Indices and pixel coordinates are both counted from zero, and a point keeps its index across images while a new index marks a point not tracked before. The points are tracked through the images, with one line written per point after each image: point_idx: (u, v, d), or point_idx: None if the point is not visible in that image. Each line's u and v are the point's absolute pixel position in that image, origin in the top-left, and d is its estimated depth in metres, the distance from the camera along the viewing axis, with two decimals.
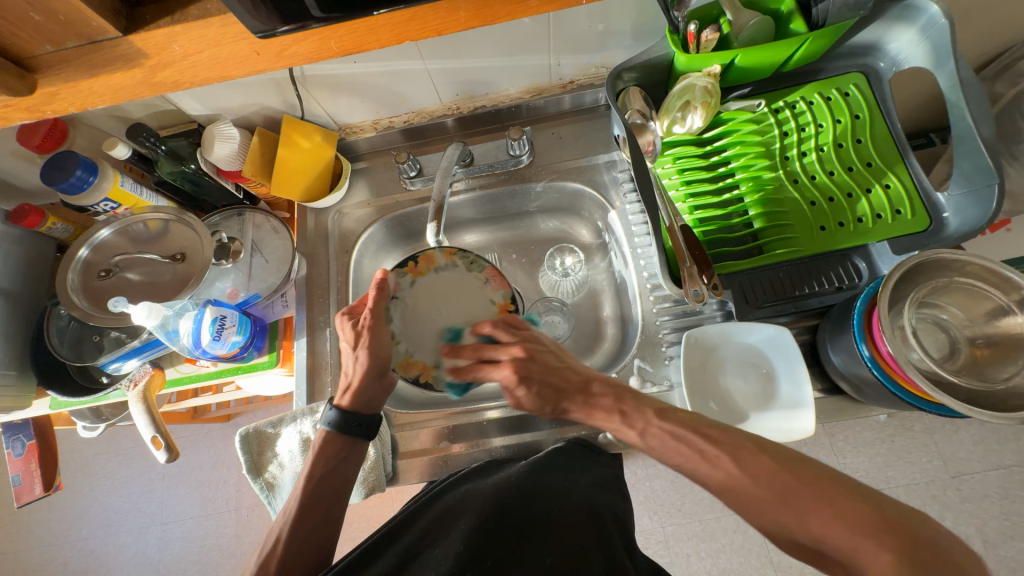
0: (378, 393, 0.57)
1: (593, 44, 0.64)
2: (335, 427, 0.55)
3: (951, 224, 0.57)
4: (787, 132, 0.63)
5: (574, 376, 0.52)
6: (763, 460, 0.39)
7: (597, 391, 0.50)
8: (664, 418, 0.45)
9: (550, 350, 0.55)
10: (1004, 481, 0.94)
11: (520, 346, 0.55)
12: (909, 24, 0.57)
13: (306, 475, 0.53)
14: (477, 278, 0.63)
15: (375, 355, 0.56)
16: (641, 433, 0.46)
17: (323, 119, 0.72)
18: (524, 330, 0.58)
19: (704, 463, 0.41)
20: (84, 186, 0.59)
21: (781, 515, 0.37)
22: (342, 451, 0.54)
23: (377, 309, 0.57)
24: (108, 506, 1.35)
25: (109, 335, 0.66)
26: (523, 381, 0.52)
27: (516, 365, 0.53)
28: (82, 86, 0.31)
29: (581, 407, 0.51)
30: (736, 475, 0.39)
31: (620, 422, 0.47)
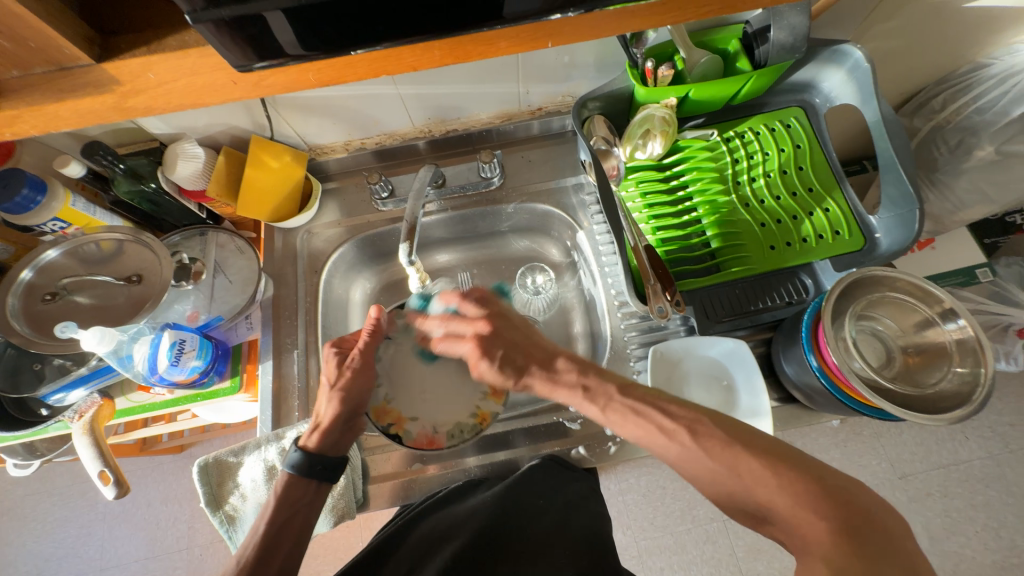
0: (345, 437, 0.56)
1: (559, 74, 0.68)
2: (297, 469, 0.52)
3: (882, 244, 0.62)
4: (738, 159, 0.69)
5: (539, 350, 0.55)
6: (715, 433, 0.41)
7: (561, 367, 0.52)
8: (625, 394, 0.47)
9: (516, 327, 0.57)
10: (942, 480, 1.02)
11: (485, 321, 0.58)
12: (839, 66, 0.63)
13: (265, 519, 0.50)
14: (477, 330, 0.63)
15: (351, 398, 0.55)
16: (603, 408, 0.48)
17: (293, 140, 0.72)
18: (494, 304, 0.59)
19: (660, 437, 0.43)
20: (31, 206, 0.56)
21: (731, 484, 0.39)
22: (306, 496, 0.52)
23: (367, 351, 0.58)
24: (39, 553, 1.22)
25: (52, 363, 0.61)
26: (487, 354, 0.56)
27: (479, 340, 0.57)
28: (47, 111, 0.30)
29: (544, 382, 0.53)
30: (690, 450, 0.41)
31: (583, 397, 0.49)
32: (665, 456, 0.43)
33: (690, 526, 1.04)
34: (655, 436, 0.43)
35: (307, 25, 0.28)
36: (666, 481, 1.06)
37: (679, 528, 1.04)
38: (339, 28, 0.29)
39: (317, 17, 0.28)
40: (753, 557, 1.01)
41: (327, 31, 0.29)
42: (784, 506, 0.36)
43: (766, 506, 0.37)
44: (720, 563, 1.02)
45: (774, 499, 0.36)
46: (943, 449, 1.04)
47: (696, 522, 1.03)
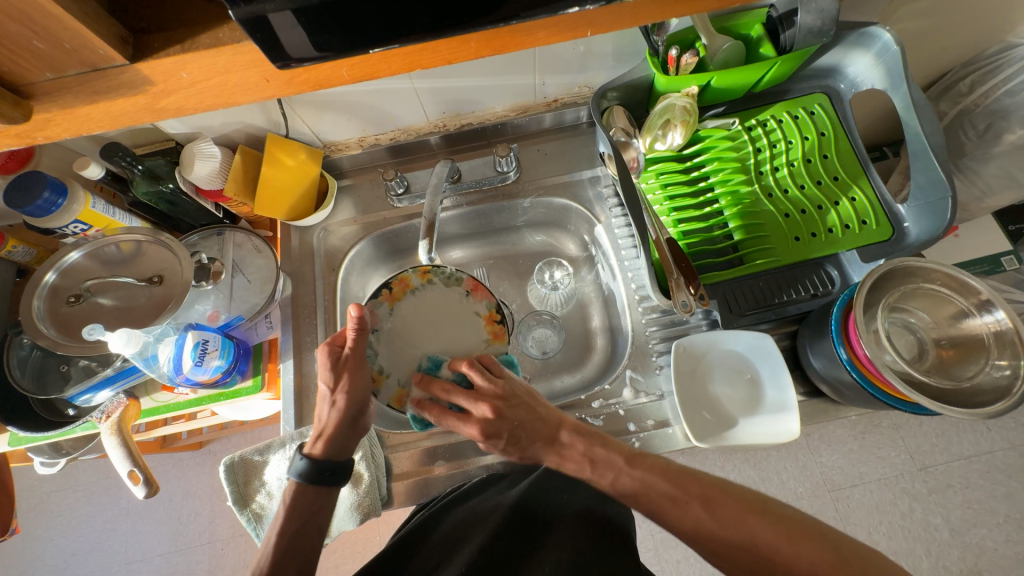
0: (351, 439, 0.54)
1: (576, 65, 0.66)
2: (304, 478, 0.51)
3: (911, 233, 0.61)
4: (760, 149, 0.67)
5: (546, 426, 0.51)
6: (729, 505, 0.43)
7: (567, 440, 0.51)
8: (635, 466, 0.47)
9: (523, 404, 0.52)
10: (964, 470, 1.00)
11: (488, 402, 0.51)
12: (866, 49, 0.61)
13: (278, 530, 0.50)
14: (458, 291, 0.64)
15: (352, 402, 0.54)
16: (612, 482, 0.47)
17: (307, 137, 0.71)
18: (500, 377, 0.53)
19: (672, 506, 0.44)
20: (52, 209, 0.56)
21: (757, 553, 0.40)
22: (316, 502, 0.51)
23: (359, 347, 0.55)
24: (65, 548, 1.25)
25: (78, 364, 0.62)
26: (491, 437, 0.50)
27: (484, 423, 0.50)
28: (80, 113, 0.30)
29: (553, 458, 0.51)
30: (706, 522, 0.43)
31: (592, 473, 0.49)
32: (681, 526, 0.44)
33: None
34: (669, 507, 0.44)
35: (343, 20, 0.27)
36: None
37: None
38: (374, 23, 0.28)
39: (352, 11, 0.27)
40: None
41: (365, 25, 0.28)
42: (823, 572, 0.38)
43: (785, 574, 0.39)
44: None
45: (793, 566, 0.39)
46: (964, 440, 1.02)
47: None
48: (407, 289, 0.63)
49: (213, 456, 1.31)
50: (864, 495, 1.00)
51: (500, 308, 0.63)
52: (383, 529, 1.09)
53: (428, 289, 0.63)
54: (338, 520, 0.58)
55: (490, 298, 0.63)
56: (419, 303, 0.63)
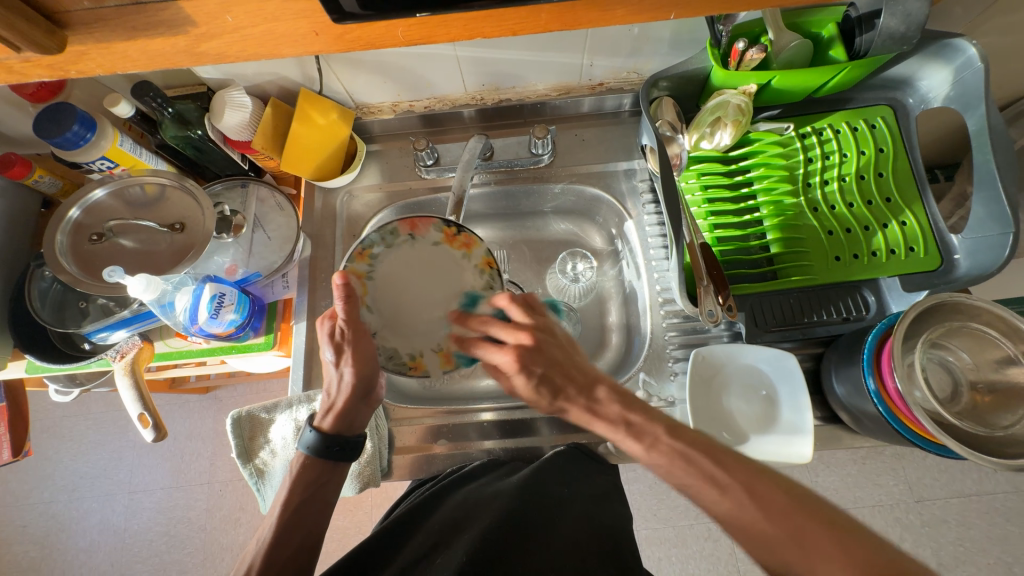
0: (362, 413, 0.55)
1: (628, 48, 0.62)
2: (314, 451, 0.53)
3: (962, 266, 0.57)
4: (811, 159, 0.63)
5: (581, 374, 0.49)
6: (777, 496, 0.39)
7: (603, 397, 0.48)
8: (676, 436, 0.44)
9: (560, 342, 0.51)
10: (962, 509, 0.99)
11: (528, 331, 0.49)
12: (946, 63, 0.57)
13: (281, 503, 0.52)
14: (403, 241, 0.58)
15: (361, 375, 0.53)
16: (648, 447, 0.45)
17: (340, 96, 0.69)
18: (540, 315, 0.52)
19: (711, 490, 0.41)
20: (80, 143, 0.55)
21: (791, 555, 0.37)
22: (321, 477, 0.53)
23: (356, 320, 0.51)
24: (73, 470, 1.30)
25: (96, 303, 0.62)
26: (524, 370, 0.48)
27: (520, 352, 0.48)
28: (116, 49, 0.29)
29: (583, 412, 0.48)
30: (747, 508, 0.39)
31: (626, 434, 0.46)
32: (714, 512, 0.41)
33: (693, 522, 1.04)
34: (706, 488, 0.41)
35: None
36: None
37: (681, 522, 1.05)
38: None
39: None
40: None
41: None
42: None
43: None
44: (719, 561, 1.02)
45: None
46: (966, 478, 1.00)
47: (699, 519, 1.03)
48: (363, 278, 0.56)
49: (219, 402, 1.34)
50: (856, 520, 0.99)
51: (450, 220, 0.59)
52: (375, 492, 1.12)
53: (378, 264, 0.57)
54: None
55: (431, 221, 0.58)
56: (382, 280, 0.57)
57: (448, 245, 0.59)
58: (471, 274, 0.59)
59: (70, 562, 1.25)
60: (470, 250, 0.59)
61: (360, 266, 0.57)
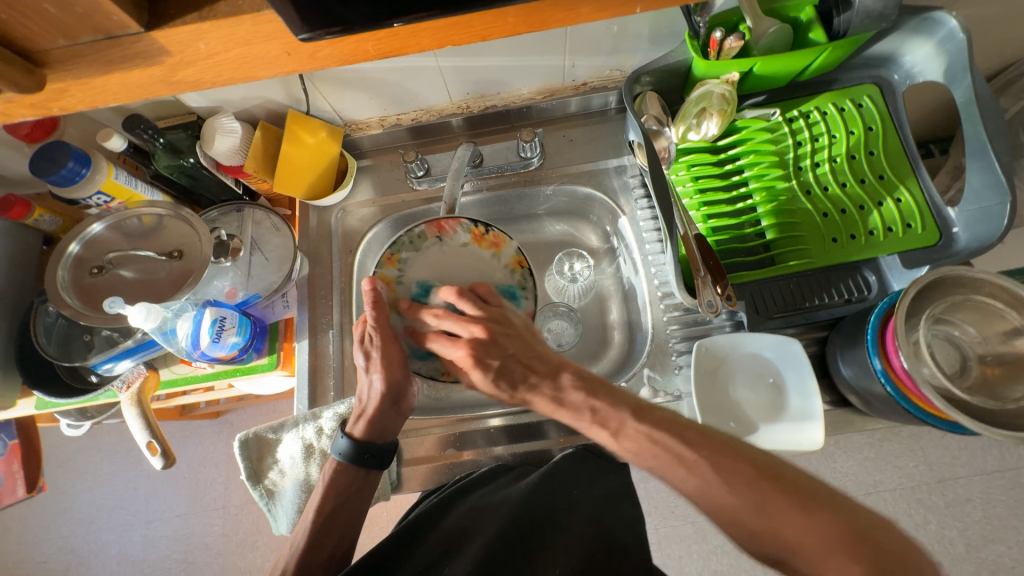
0: (392, 422, 0.56)
1: (609, 46, 0.63)
2: (347, 457, 0.54)
3: (961, 239, 0.57)
4: (800, 142, 0.63)
5: (539, 365, 0.50)
6: (740, 467, 0.39)
7: (566, 384, 0.48)
8: (641, 419, 0.44)
9: (515, 334, 0.52)
10: (986, 486, 0.97)
11: (481, 324, 0.52)
12: (928, 37, 0.57)
13: (315, 507, 0.53)
14: (431, 244, 0.60)
15: (391, 380, 0.53)
16: (615, 434, 0.45)
17: (328, 115, 0.70)
18: (493, 308, 0.54)
19: (678, 467, 0.40)
20: (76, 178, 0.56)
21: (753, 523, 0.37)
22: (356, 483, 0.54)
23: (384, 326, 0.53)
24: (90, 503, 1.31)
25: (100, 334, 0.63)
26: (479, 364, 0.51)
27: (474, 346, 0.51)
28: (95, 83, 0.29)
29: (547, 400, 0.49)
30: (713, 484, 0.39)
31: (591, 421, 0.46)
32: (681, 489, 0.40)
33: None
34: (674, 468, 0.40)
35: None
36: None
37: (701, 517, 1.03)
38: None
39: None
40: None
41: None
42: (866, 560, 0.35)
43: None
44: (741, 554, 1.01)
45: (799, 557, 0.36)
46: (987, 454, 0.98)
47: None
48: (392, 284, 0.57)
49: (230, 426, 1.35)
50: (878, 505, 0.97)
51: (478, 220, 0.60)
52: (390, 506, 1.12)
53: (407, 269, 0.58)
54: None
55: (459, 221, 0.59)
56: (412, 284, 0.58)
57: (476, 245, 0.60)
58: (501, 273, 0.60)
59: None
60: (498, 249, 0.60)
61: (389, 272, 0.58)
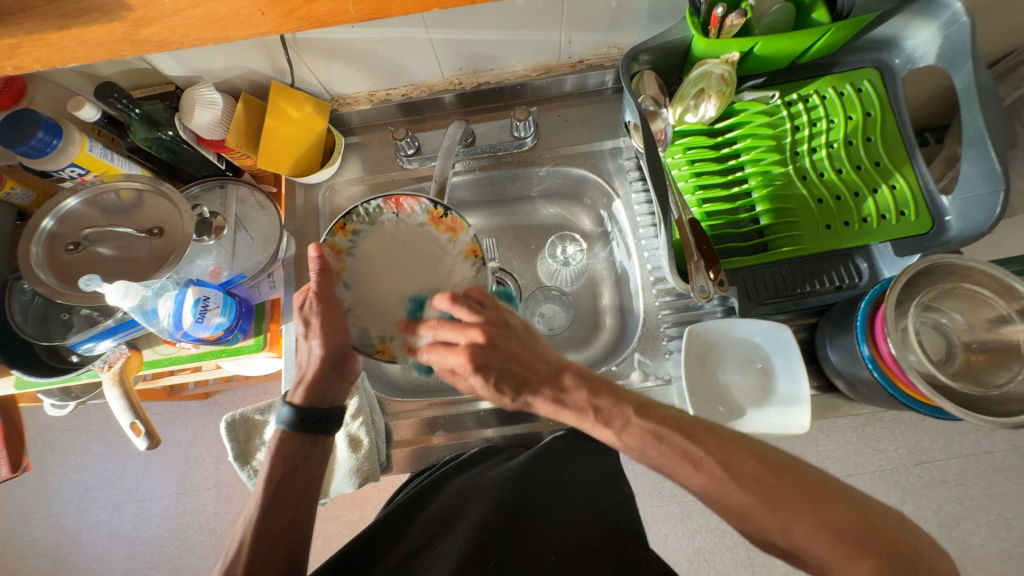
0: (334, 386, 0.55)
1: (607, 21, 0.61)
2: (290, 425, 0.54)
3: (953, 228, 0.57)
4: (799, 126, 0.62)
5: (541, 365, 0.49)
6: (748, 465, 0.39)
7: (569, 385, 0.47)
8: (646, 417, 0.43)
9: (515, 336, 0.50)
10: (961, 469, 1.00)
11: (479, 329, 0.48)
12: (931, 19, 0.55)
13: (266, 476, 0.52)
14: (388, 220, 0.59)
15: (330, 344, 0.52)
16: (618, 432, 0.44)
17: (314, 88, 0.67)
18: (490, 309, 0.50)
19: (686, 465, 0.40)
20: (47, 150, 0.53)
21: (762, 520, 0.37)
22: (302, 449, 0.54)
23: (326, 292, 0.52)
24: (79, 483, 1.31)
25: (79, 314, 0.62)
26: (480, 370, 0.47)
27: (474, 351, 0.47)
28: (50, 40, 0.27)
29: (549, 402, 0.48)
30: (720, 480, 0.39)
31: (595, 421, 0.45)
32: (689, 485, 0.41)
33: (697, 497, 1.05)
34: (681, 465, 0.41)
35: None
36: None
37: (686, 498, 1.05)
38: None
39: None
40: None
41: None
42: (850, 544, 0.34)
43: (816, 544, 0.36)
44: (724, 534, 1.04)
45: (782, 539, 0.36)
46: (964, 439, 1.01)
47: (704, 494, 1.04)
48: (342, 253, 0.56)
49: (219, 407, 1.34)
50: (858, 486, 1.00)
51: (437, 201, 0.58)
52: (381, 486, 1.13)
53: (359, 240, 0.57)
54: (337, 482, 0.59)
55: (417, 199, 0.57)
56: (364, 255, 0.58)
57: (434, 227, 0.59)
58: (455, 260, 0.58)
59: (83, 572, 1.26)
60: (456, 234, 0.58)
61: (341, 241, 0.57)
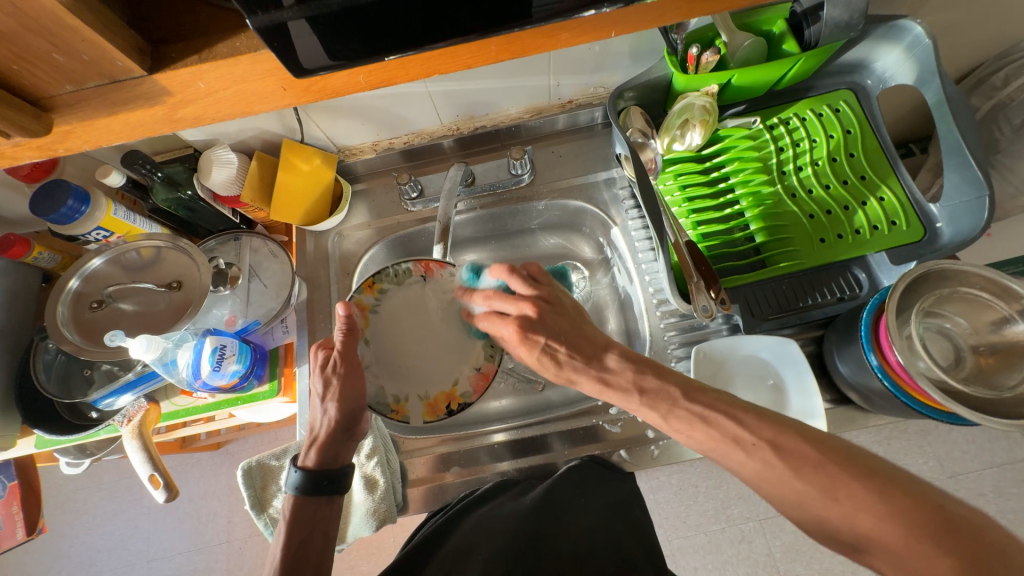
0: (345, 447, 0.56)
1: (591, 64, 0.65)
2: (301, 490, 0.53)
3: (945, 233, 0.58)
4: (783, 147, 0.65)
5: (591, 342, 0.53)
6: (792, 457, 0.38)
7: (614, 366, 0.50)
8: (693, 400, 0.44)
9: (564, 313, 0.56)
10: (997, 479, 0.96)
11: (532, 303, 0.56)
12: (896, 43, 0.59)
13: (282, 542, 0.52)
14: (415, 281, 0.62)
15: (344, 405, 0.54)
16: (664, 416, 0.45)
17: (322, 142, 0.71)
18: (544, 286, 0.58)
19: (737, 451, 0.40)
20: (76, 216, 0.57)
21: (809, 514, 0.35)
22: (317, 513, 0.54)
23: (349, 354, 0.55)
24: (90, 544, 1.28)
25: (100, 369, 0.63)
26: (529, 338, 0.54)
27: (526, 322, 0.55)
28: (100, 125, 0.30)
29: (595, 381, 0.51)
30: (774, 468, 0.38)
31: (640, 402, 0.47)
32: (742, 473, 0.40)
33: (725, 525, 1.01)
34: (731, 450, 0.40)
35: (363, 30, 0.26)
36: (699, 478, 1.04)
37: (713, 527, 1.02)
38: (410, 22, 0.26)
39: (380, 24, 0.26)
40: (792, 558, 0.98)
41: (377, 45, 0.28)
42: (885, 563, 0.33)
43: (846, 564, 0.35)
44: (756, 563, 0.99)
45: None
46: (996, 447, 0.98)
47: (731, 522, 1.01)
48: (368, 311, 0.60)
49: (231, 457, 1.33)
50: None
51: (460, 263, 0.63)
52: (397, 531, 1.10)
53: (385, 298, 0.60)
54: (353, 526, 0.58)
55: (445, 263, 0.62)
56: (386, 313, 0.61)
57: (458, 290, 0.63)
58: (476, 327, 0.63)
59: None
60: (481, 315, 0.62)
61: (367, 297, 0.60)
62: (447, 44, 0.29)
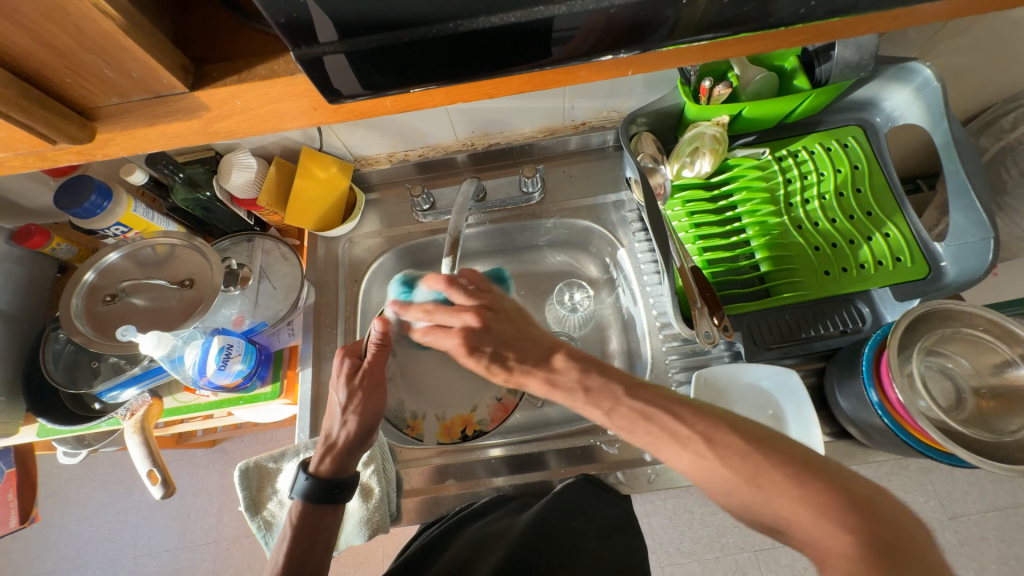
0: (356, 458, 0.56)
1: (606, 90, 0.67)
2: (309, 496, 0.54)
3: (949, 273, 0.59)
4: (790, 179, 0.66)
5: (533, 346, 0.51)
6: None
7: (559, 366, 0.48)
8: (634, 396, 0.43)
9: (506, 320, 0.54)
10: (1000, 523, 0.94)
11: (473, 313, 0.54)
12: (905, 84, 0.60)
13: (285, 547, 0.52)
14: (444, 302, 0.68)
15: (365, 418, 0.55)
16: (608, 413, 0.43)
17: (339, 151, 0.73)
18: (485, 295, 0.56)
19: None
20: (97, 211, 0.59)
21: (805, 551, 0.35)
22: (321, 522, 0.54)
23: (376, 368, 0.57)
24: (79, 536, 1.28)
25: (107, 361, 0.64)
26: (475, 349, 0.52)
27: (468, 333, 0.52)
28: (139, 135, 0.32)
29: (541, 383, 0.48)
30: (706, 459, 0.38)
31: (585, 401, 0.45)
32: (676, 465, 0.40)
33: (719, 555, 1.00)
34: (667, 444, 0.40)
35: (402, 65, 0.28)
36: (695, 504, 1.02)
37: (707, 556, 1.00)
38: (444, 60, 0.28)
39: (413, 57, 0.27)
40: None
41: (406, 76, 0.29)
42: None
43: None
44: None
45: None
46: (999, 490, 0.96)
47: (726, 551, 0.99)
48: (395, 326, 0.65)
49: (226, 456, 1.33)
50: None
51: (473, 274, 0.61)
52: (387, 540, 1.09)
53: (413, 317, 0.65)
54: (347, 533, 0.58)
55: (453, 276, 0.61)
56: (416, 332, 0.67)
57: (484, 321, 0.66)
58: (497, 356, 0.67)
59: None
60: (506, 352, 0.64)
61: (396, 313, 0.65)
62: (471, 77, 0.30)
